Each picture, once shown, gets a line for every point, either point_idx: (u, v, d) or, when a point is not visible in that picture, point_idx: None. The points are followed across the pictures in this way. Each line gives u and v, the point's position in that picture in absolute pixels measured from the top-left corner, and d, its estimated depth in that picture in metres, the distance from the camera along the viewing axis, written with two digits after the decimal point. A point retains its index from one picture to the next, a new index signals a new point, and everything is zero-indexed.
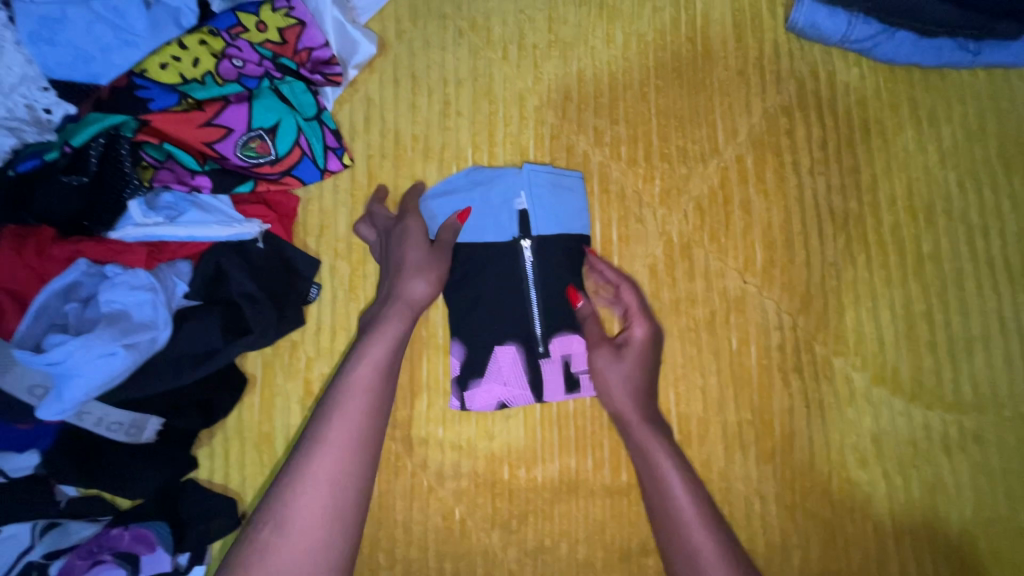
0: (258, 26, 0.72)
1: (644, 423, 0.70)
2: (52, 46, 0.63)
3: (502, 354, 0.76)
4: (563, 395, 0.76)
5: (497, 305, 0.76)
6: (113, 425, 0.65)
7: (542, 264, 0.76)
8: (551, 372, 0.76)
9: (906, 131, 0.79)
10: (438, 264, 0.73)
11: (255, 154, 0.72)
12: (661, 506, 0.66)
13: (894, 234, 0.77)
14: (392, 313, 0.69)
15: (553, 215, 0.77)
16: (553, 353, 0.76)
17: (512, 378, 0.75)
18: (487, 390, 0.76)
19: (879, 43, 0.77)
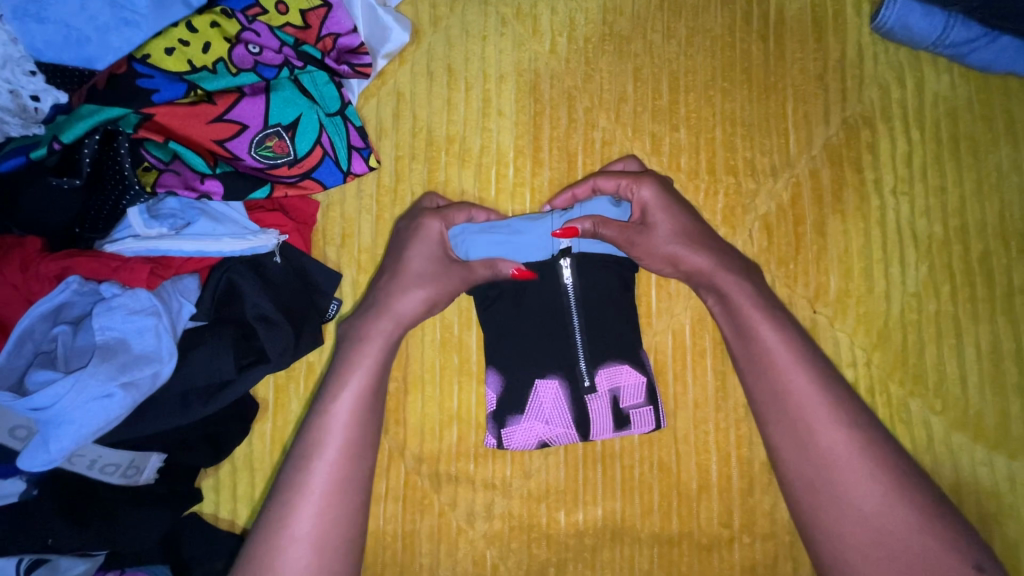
0: (279, 8, 0.63)
1: (721, 270, 0.60)
2: (39, 24, 0.53)
3: (544, 389, 0.68)
4: (612, 433, 0.68)
5: (539, 332, 0.68)
6: (108, 468, 0.57)
7: (586, 287, 0.68)
8: (598, 408, 0.67)
9: (999, 148, 0.71)
10: (444, 274, 0.64)
11: (272, 154, 0.63)
12: (774, 388, 0.56)
13: (983, 263, 0.69)
14: (386, 322, 0.62)
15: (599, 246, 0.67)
16: (600, 387, 0.67)
17: (554, 415, 0.67)
18: (527, 427, 0.68)
19: (977, 49, 0.68)
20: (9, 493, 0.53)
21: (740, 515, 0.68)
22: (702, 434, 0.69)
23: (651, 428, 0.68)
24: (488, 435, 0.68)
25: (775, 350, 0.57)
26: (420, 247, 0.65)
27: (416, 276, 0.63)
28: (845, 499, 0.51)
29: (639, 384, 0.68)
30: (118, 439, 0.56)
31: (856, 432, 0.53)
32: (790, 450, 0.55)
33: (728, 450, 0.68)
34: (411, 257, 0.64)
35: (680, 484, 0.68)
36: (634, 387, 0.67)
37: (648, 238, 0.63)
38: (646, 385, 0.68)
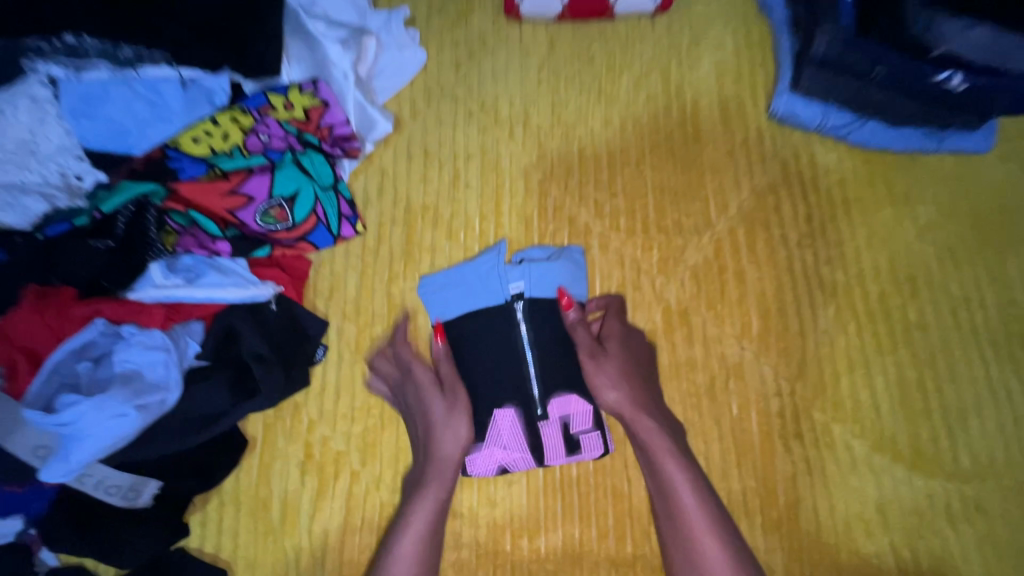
0: (285, 107, 0.76)
1: (638, 384, 0.74)
2: (90, 121, 0.68)
3: (501, 418, 0.74)
4: (565, 459, 0.74)
5: (500, 370, 0.75)
6: (111, 488, 0.64)
7: (537, 327, 0.76)
8: (551, 434, 0.74)
9: (884, 208, 0.85)
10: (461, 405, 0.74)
11: (274, 220, 0.76)
12: (670, 506, 0.67)
13: (881, 304, 0.81)
14: (436, 468, 0.71)
15: (546, 281, 0.78)
16: (551, 416, 0.74)
17: (510, 443, 0.74)
18: (487, 455, 0.74)
19: (852, 130, 0.85)
20: None
21: None
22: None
23: (602, 451, 0.75)
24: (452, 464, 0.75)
25: (662, 455, 0.69)
26: (432, 391, 0.75)
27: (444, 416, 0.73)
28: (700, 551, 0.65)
29: (587, 412, 0.74)
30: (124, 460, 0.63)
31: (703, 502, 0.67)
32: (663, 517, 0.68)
33: None
34: (440, 436, 0.73)
35: (632, 509, 0.75)
36: (581, 413, 0.74)
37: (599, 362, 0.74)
38: (592, 413, 0.75)
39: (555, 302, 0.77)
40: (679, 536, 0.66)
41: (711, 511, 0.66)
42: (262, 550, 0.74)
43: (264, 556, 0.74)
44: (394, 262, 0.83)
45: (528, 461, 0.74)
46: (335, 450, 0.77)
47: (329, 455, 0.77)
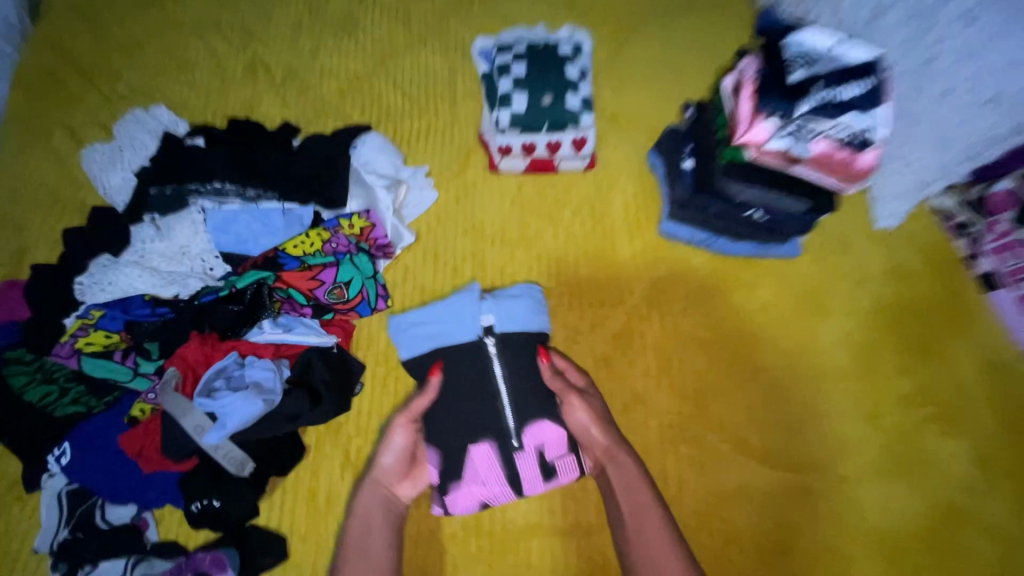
0: (348, 226, 1.22)
1: (626, 452, 1.01)
2: (225, 234, 1.18)
3: (479, 450, 1.02)
4: (543, 482, 1.03)
5: (467, 403, 1.04)
6: (231, 459, 0.99)
7: (512, 362, 1.07)
8: (528, 460, 1.03)
9: (737, 292, 1.28)
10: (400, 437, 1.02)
11: (336, 296, 1.15)
12: (652, 550, 0.93)
13: (736, 353, 1.22)
14: (368, 492, 0.99)
15: (509, 319, 1.10)
16: (528, 446, 1.03)
17: (488, 481, 1.01)
18: (469, 490, 1.01)
19: (712, 242, 1.30)
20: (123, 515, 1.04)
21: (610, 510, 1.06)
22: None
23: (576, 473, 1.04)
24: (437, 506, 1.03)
25: (651, 511, 0.95)
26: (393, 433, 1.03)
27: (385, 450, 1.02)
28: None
29: (557, 438, 1.04)
30: (244, 438, 1.00)
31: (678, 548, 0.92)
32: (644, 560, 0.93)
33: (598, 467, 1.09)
34: (383, 466, 1.01)
35: (573, 493, 1.07)
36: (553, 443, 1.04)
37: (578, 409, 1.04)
38: (563, 439, 1.04)
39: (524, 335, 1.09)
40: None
41: (685, 556, 0.92)
42: (312, 526, 1.04)
43: (312, 531, 1.04)
44: None
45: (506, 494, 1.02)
46: (365, 455, 1.10)
47: (361, 458, 1.10)
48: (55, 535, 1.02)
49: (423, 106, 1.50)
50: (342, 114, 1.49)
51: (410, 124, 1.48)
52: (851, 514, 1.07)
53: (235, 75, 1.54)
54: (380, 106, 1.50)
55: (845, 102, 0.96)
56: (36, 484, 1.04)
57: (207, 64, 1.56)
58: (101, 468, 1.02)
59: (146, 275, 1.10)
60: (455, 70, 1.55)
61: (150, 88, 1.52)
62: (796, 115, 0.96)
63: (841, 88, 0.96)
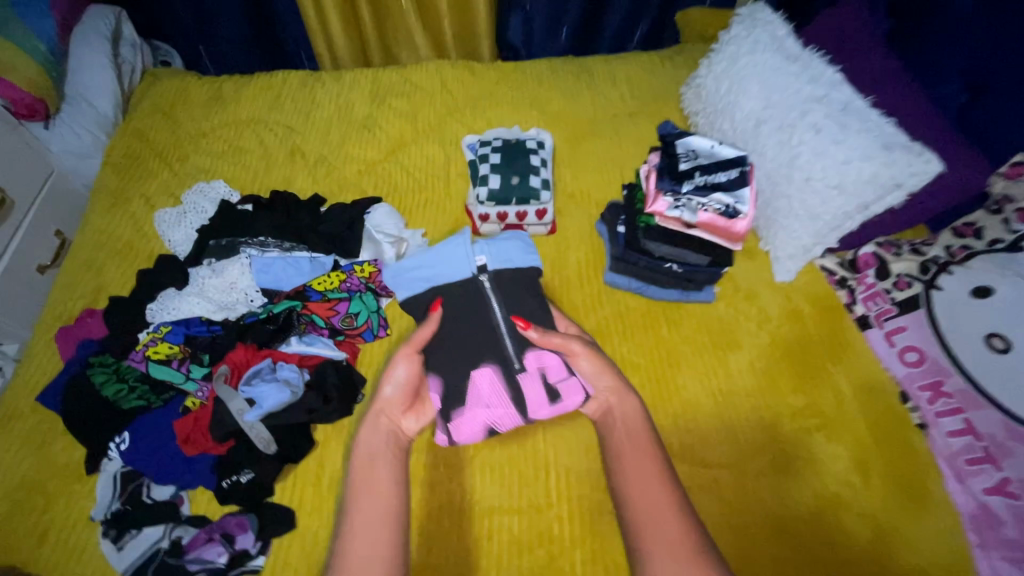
0: (360, 270, 1.58)
1: (632, 403, 1.31)
2: (264, 273, 1.54)
3: (483, 376, 1.38)
4: (547, 406, 1.37)
5: (453, 390, 1.36)
6: (259, 436, 1.28)
7: (511, 311, 1.47)
8: (531, 382, 1.38)
9: (664, 329, 1.61)
10: (404, 368, 1.35)
11: (348, 323, 1.48)
12: (648, 476, 1.19)
13: (663, 376, 1.53)
14: (376, 416, 1.29)
15: (504, 260, 1.53)
16: (530, 368, 1.40)
17: (492, 402, 1.35)
18: (473, 413, 1.34)
19: (646, 289, 1.66)
20: (164, 493, 1.28)
21: (559, 496, 1.31)
22: (536, 454, 1.38)
23: (581, 398, 1.37)
24: (442, 432, 1.34)
25: (652, 447, 1.24)
26: (400, 363, 1.36)
27: (390, 380, 1.33)
28: (660, 502, 1.15)
29: (556, 365, 1.40)
30: (273, 422, 1.29)
31: (669, 476, 1.19)
32: (638, 483, 1.19)
33: (549, 462, 1.36)
34: (386, 393, 1.32)
35: (528, 483, 1.33)
36: (553, 370, 1.39)
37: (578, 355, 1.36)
38: (562, 366, 1.40)
39: (511, 270, 1.52)
40: (648, 495, 1.16)
41: (673, 481, 1.19)
42: (316, 504, 1.25)
43: (316, 509, 1.24)
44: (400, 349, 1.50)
45: (510, 413, 1.36)
46: None
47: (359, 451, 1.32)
48: (108, 506, 1.25)
49: (424, 184, 1.93)
50: (360, 189, 1.91)
51: (413, 196, 1.89)
52: (751, 498, 1.35)
53: (278, 159, 1.99)
54: (390, 183, 1.93)
55: (721, 185, 1.42)
56: (97, 465, 1.29)
57: (257, 150, 2.01)
58: (153, 450, 1.29)
59: (202, 302, 1.48)
60: (450, 157, 2.00)
61: (211, 167, 1.95)
62: (681, 192, 1.47)
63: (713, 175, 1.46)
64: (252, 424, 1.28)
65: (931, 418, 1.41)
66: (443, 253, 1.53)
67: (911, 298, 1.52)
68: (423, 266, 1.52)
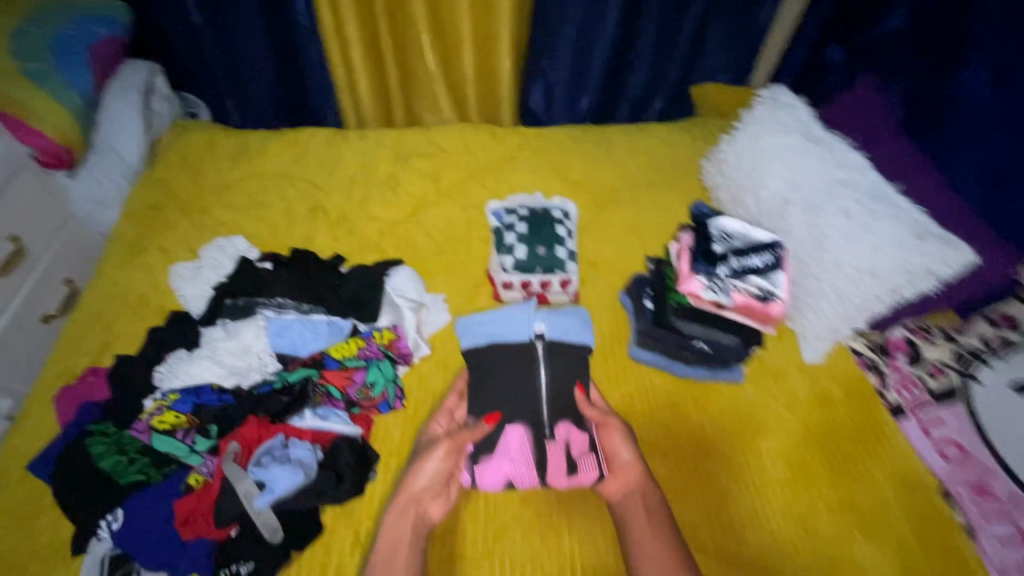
0: (379, 336, 1.54)
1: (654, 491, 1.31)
2: (279, 337, 1.48)
3: (513, 435, 1.39)
4: (565, 478, 1.35)
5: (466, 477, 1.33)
6: (266, 523, 1.20)
7: (555, 387, 1.48)
8: (557, 449, 1.38)
9: (689, 409, 1.55)
10: (428, 459, 1.30)
11: (364, 394, 1.42)
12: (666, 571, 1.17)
13: (692, 462, 1.46)
14: (402, 501, 1.25)
15: (561, 331, 1.56)
16: (558, 437, 1.40)
17: (516, 459, 1.36)
18: (497, 467, 1.35)
19: (672, 366, 1.60)
20: None
21: None
22: (548, 539, 1.29)
23: (596, 476, 1.36)
24: (466, 474, 1.35)
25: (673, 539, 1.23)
26: (431, 454, 1.31)
27: (421, 468, 1.29)
28: None
29: (581, 443, 1.40)
30: (283, 508, 1.22)
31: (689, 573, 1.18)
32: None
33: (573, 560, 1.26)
34: (415, 482, 1.27)
35: None
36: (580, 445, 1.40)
37: (609, 435, 1.38)
38: (586, 443, 1.40)
39: (566, 344, 1.53)
40: None
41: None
42: None
43: None
44: (411, 419, 1.45)
45: (530, 472, 1.35)
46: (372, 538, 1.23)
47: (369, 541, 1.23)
48: None
49: (445, 247, 1.91)
50: (380, 251, 1.89)
51: (433, 260, 1.87)
52: None
53: (299, 216, 1.97)
54: (411, 246, 1.91)
55: (755, 267, 1.40)
56: (85, 545, 1.18)
57: (279, 205, 1.99)
58: (146, 532, 1.18)
59: (215, 368, 1.40)
60: (472, 221, 1.98)
61: (232, 221, 1.93)
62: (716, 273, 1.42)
63: (753, 258, 1.39)
64: (261, 511, 1.21)
65: (978, 522, 1.34)
66: (508, 313, 1.58)
67: (947, 390, 1.48)
68: (486, 324, 1.57)
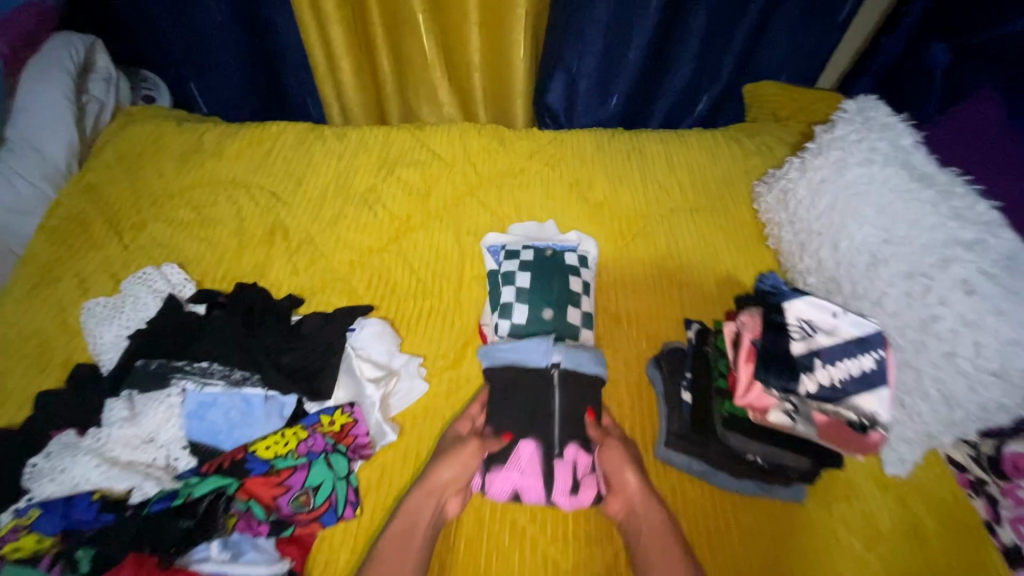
0: (328, 423, 1.20)
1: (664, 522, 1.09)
2: (197, 421, 1.15)
3: (523, 449, 1.13)
4: (568, 497, 1.10)
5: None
6: None
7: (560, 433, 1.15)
8: (564, 469, 1.11)
9: (732, 540, 1.16)
10: (457, 452, 1.13)
11: (300, 503, 1.09)
12: None
13: None
14: (426, 489, 1.10)
15: (584, 358, 1.24)
16: (567, 456, 1.12)
17: (525, 472, 1.11)
18: (505, 477, 1.11)
19: (713, 475, 1.20)
20: None
21: None
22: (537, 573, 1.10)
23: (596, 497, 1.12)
24: (476, 477, 1.15)
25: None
26: (465, 448, 1.14)
27: (446, 463, 1.12)
28: None
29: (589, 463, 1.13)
30: None
31: None
32: None
33: None
34: (441, 474, 1.11)
35: None
36: (588, 463, 1.13)
37: (616, 454, 1.16)
38: (592, 464, 1.14)
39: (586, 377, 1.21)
40: None
41: None
42: None
43: None
44: (361, 541, 1.10)
45: (538, 488, 1.10)
46: None
47: None
48: None
49: (429, 286, 1.52)
50: (347, 288, 1.50)
51: (411, 304, 1.48)
52: None
53: (253, 237, 1.60)
54: (385, 282, 1.52)
55: (841, 387, 0.98)
56: None
57: (230, 224, 1.63)
58: None
59: (100, 468, 1.05)
60: (464, 253, 1.59)
61: (171, 242, 1.58)
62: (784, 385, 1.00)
63: (843, 366, 0.99)
64: None
65: None
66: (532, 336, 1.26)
67: None
68: (505, 348, 1.26)
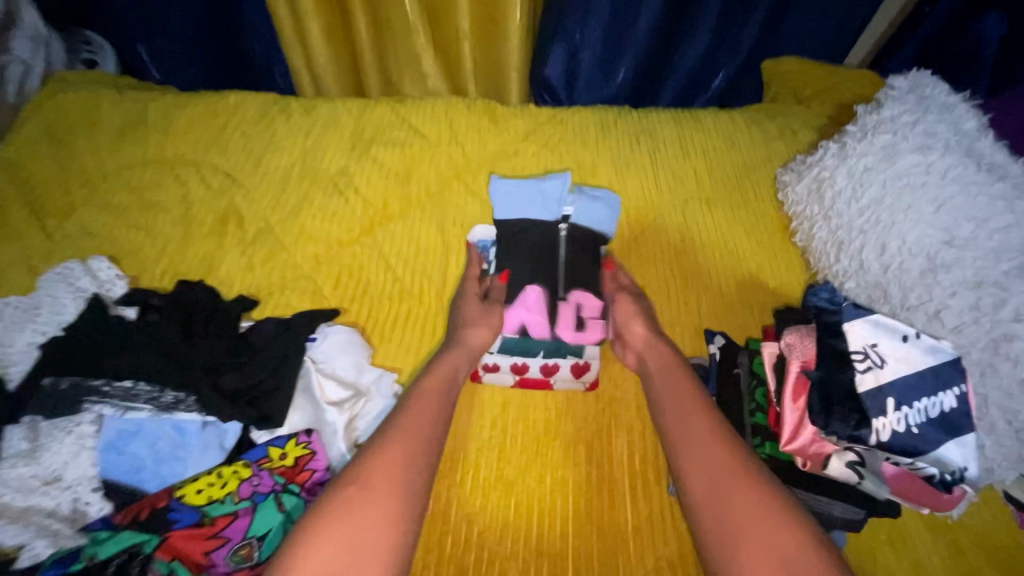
0: (279, 457, 1.00)
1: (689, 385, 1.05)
2: (116, 454, 0.96)
3: (532, 291, 1.24)
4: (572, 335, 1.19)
5: None
6: None
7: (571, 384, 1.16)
8: (569, 309, 1.22)
9: None
10: (484, 313, 1.19)
11: (240, 558, 0.89)
12: (709, 460, 0.89)
13: None
14: (448, 359, 1.09)
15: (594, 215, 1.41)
16: (571, 299, 1.24)
17: (533, 308, 1.22)
18: (515, 313, 1.22)
19: None
20: None
21: None
22: (544, 546, 0.99)
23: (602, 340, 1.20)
24: None
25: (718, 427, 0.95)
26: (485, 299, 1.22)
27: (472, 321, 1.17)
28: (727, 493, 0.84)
29: (595, 306, 1.24)
30: None
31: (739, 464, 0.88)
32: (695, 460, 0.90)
33: None
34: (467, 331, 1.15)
35: None
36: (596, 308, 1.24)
37: (629, 313, 1.20)
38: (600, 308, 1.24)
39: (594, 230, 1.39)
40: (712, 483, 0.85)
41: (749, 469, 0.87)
42: None
43: None
44: None
45: (544, 322, 1.21)
46: None
47: None
48: None
49: (407, 285, 1.30)
50: (309, 286, 1.28)
51: (385, 307, 1.26)
52: None
53: (201, 226, 1.37)
54: (356, 280, 1.30)
55: (918, 448, 0.92)
56: None
57: (175, 209, 1.39)
58: None
59: None
60: (449, 248, 1.37)
61: (103, 229, 1.34)
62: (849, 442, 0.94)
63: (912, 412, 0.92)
64: None
65: None
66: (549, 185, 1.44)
67: None
68: (519, 190, 1.43)
